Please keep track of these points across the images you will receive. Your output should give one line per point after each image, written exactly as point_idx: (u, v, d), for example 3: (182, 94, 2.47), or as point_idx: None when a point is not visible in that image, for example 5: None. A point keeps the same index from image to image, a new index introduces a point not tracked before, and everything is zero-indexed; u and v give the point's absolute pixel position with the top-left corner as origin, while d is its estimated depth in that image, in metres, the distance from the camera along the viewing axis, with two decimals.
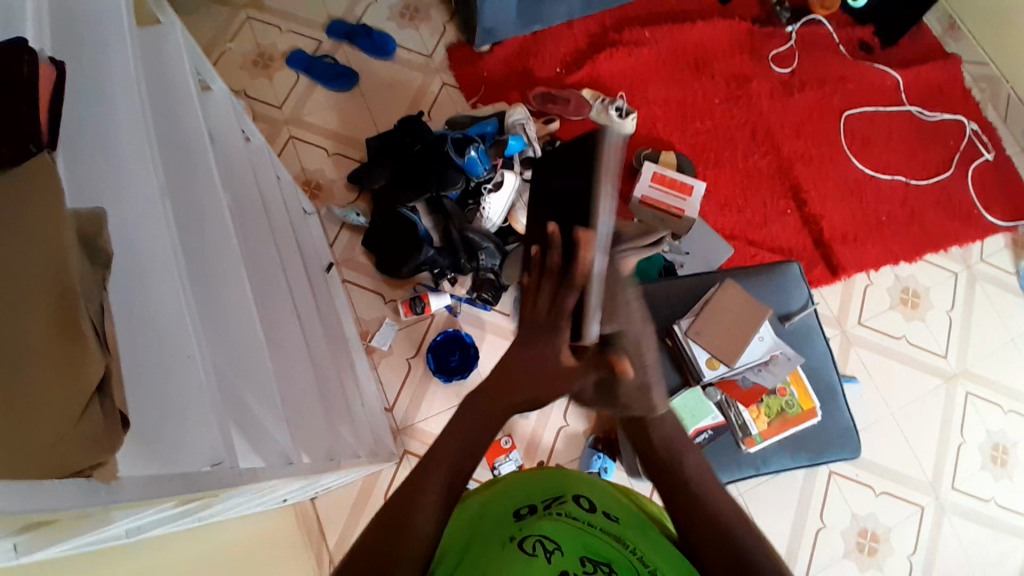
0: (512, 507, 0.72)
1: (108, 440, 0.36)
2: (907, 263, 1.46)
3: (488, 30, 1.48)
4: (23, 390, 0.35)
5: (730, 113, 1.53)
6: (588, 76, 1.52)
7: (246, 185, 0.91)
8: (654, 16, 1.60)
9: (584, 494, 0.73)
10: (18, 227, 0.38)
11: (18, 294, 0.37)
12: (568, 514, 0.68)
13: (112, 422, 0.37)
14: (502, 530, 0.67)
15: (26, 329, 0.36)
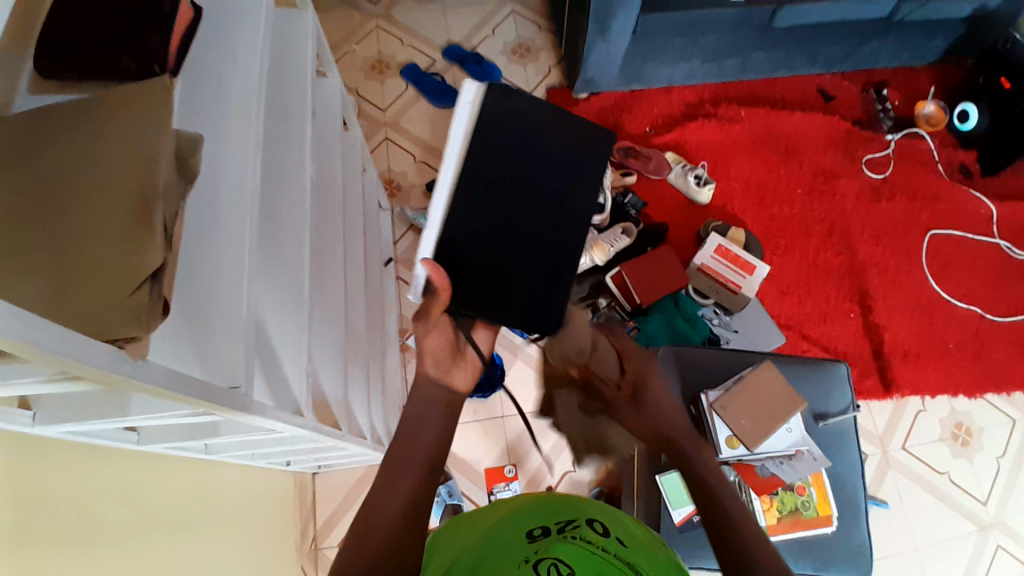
0: (524, 527, 0.68)
1: (147, 316, 0.40)
2: (966, 397, 1.38)
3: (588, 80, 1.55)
4: (87, 264, 0.41)
5: (810, 204, 1.52)
6: (674, 140, 1.56)
7: (333, 164, 0.99)
8: (753, 97, 1.63)
9: (597, 519, 0.69)
10: (133, 134, 0.45)
11: (113, 185, 0.43)
12: (583, 537, 0.64)
13: (156, 303, 0.41)
14: (520, 545, 0.63)
15: (110, 216, 0.42)
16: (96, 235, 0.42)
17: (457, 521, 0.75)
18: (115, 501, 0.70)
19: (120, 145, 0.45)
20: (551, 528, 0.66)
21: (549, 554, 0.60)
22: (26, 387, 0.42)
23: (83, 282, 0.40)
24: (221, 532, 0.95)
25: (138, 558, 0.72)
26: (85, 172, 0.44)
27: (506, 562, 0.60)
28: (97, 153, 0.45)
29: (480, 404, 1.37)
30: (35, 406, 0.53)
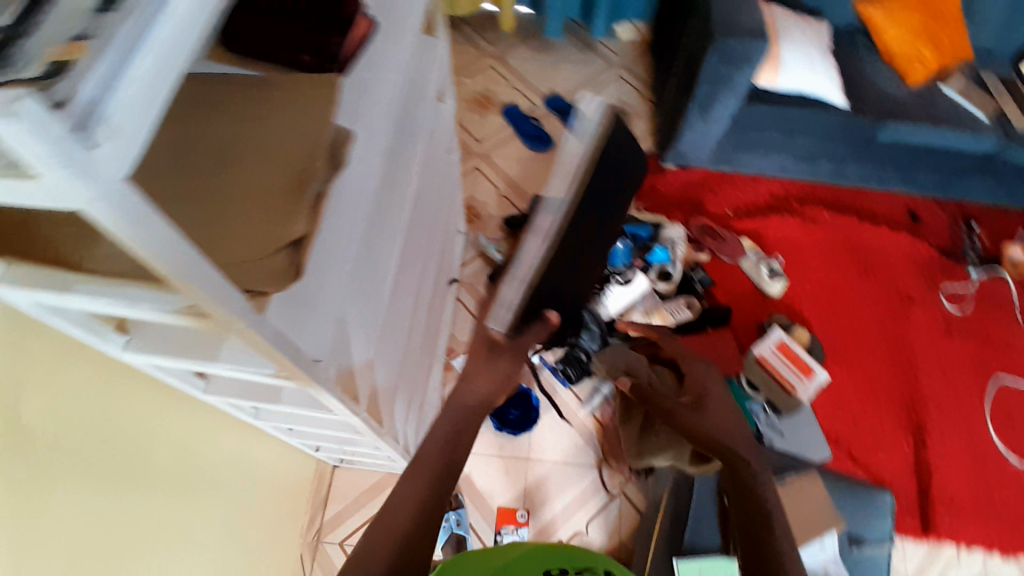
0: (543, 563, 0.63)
1: (280, 277, 0.45)
2: (1007, 561, 1.30)
3: (679, 154, 1.58)
4: (238, 218, 0.45)
5: (878, 321, 1.49)
6: (753, 228, 1.58)
7: (433, 181, 1.05)
8: (840, 204, 1.64)
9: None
10: (303, 114, 0.50)
11: (277, 153, 0.48)
12: None
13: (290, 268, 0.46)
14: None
15: (268, 180, 0.47)
16: (254, 194, 0.46)
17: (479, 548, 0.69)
18: (149, 441, 0.72)
19: (295, 121, 0.50)
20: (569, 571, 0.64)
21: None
22: (146, 313, 0.46)
23: (234, 232, 0.44)
24: (237, 502, 0.97)
25: (158, 506, 0.74)
26: (256, 135, 0.49)
27: None
28: (269, 122, 0.50)
29: (509, 440, 1.38)
30: (132, 332, 0.60)
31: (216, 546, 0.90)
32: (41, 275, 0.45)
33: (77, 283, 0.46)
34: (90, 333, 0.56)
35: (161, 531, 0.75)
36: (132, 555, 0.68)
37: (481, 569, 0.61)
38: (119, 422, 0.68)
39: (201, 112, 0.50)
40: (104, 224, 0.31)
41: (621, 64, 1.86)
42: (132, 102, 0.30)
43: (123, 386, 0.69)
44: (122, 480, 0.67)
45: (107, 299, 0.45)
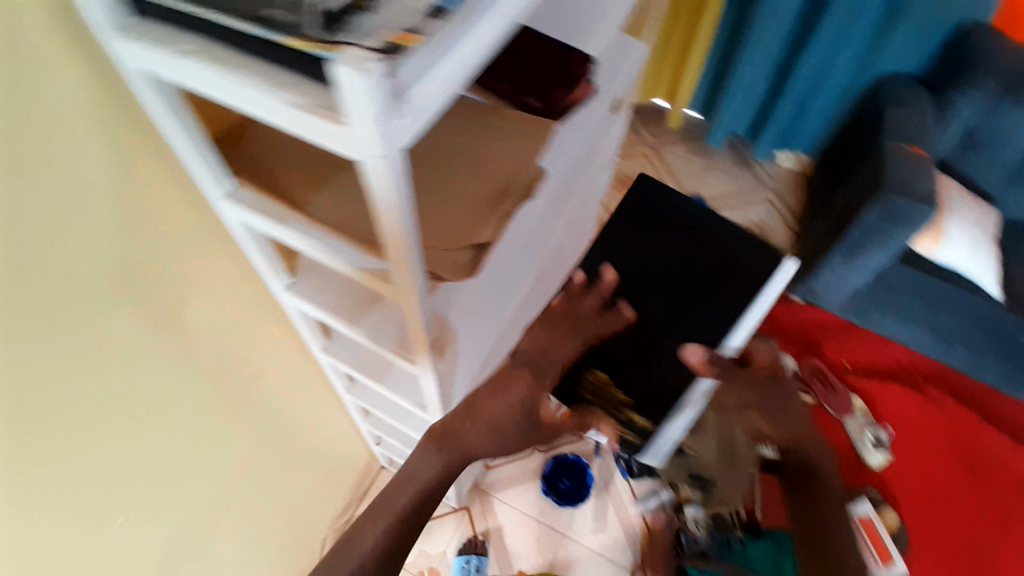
0: None
1: (455, 271, 0.52)
2: None
3: (807, 291, 1.56)
4: (443, 211, 0.53)
5: (979, 535, 1.34)
6: (869, 391, 1.50)
7: (572, 235, 1.09)
8: (967, 396, 1.53)
9: None
10: (515, 145, 0.58)
11: (488, 170, 0.56)
12: None
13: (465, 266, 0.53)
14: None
15: (476, 190, 0.54)
16: (461, 198, 0.54)
17: None
18: (250, 374, 0.78)
19: (510, 153, 0.57)
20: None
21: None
22: (340, 263, 0.52)
23: (435, 221, 0.52)
24: (295, 462, 1.01)
25: (235, 435, 0.79)
26: (474, 156, 0.57)
27: None
28: (487, 143, 0.58)
29: (550, 507, 1.35)
30: (296, 277, 0.66)
31: (262, 497, 0.94)
32: (266, 204, 0.52)
33: (293, 219, 0.51)
34: (267, 265, 0.62)
35: (230, 463, 0.80)
36: (200, 473, 0.74)
37: None
38: (243, 353, 0.75)
39: (437, 127, 0.59)
40: (373, 178, 0.36)
41: (772, 187, 1.86)
42: (432, 100, 0.35)
43: (261, 324, 0.76)
44: (223, 405, 0.74)
45: (309, 243, 0.51)
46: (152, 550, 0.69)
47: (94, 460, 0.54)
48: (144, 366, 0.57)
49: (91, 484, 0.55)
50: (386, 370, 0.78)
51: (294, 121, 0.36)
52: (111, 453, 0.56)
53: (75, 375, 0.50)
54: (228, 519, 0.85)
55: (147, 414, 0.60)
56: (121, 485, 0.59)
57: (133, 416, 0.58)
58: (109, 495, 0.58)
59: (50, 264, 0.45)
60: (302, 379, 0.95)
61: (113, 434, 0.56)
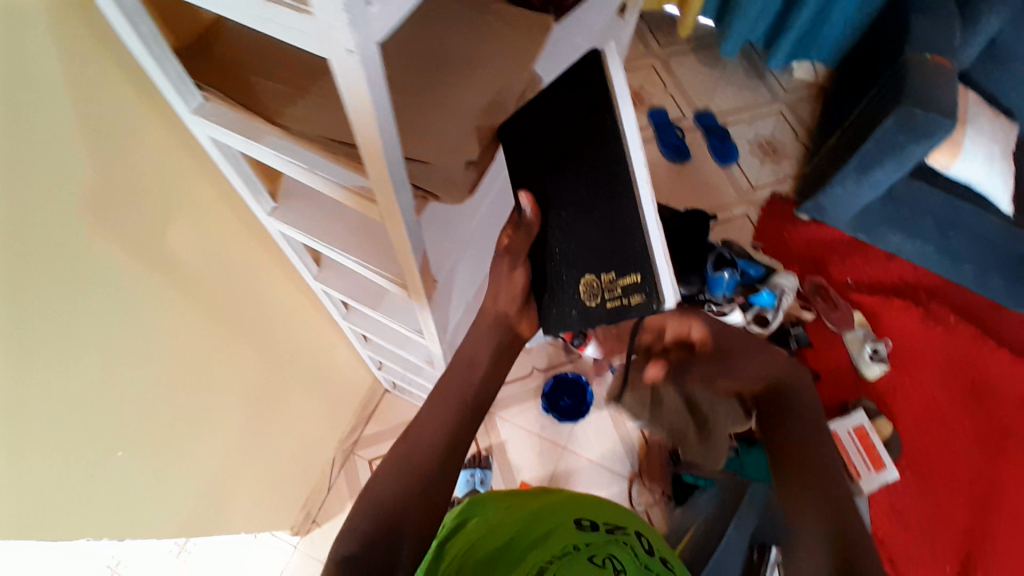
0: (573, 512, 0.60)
1: (455, 188, 0.50)
2: None
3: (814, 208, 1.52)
4: (433, 120, 0.49)
5: (970, 445, 1.38)
6: (870, 306, 1.49)
7: None
8: (970, 313, 1.53)
9: (643, 533, 0.63)
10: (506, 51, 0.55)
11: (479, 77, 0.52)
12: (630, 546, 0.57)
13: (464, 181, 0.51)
14: (556, 529, 0.56)
15: (467, 96, 0.51)
16: (452, 105, 0.50)
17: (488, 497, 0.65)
18: (246, 297, 0.77)
19: (502, 62, 0.54)
20: (599, 522, 0.60)
21: (600, 548, 0.54)
22: (317, 179, 0.49)
23: (424, 131, 0.49)
24: (299, 383, 1.03)
25: (236, 355, 0.79)
26: (463, 63, 0.53)
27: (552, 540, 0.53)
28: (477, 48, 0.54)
29: (552, 424, 1.39)
30: (280, 202, 0.64)
31: (267, 418, 0.97)
32: (236, 117, 0.49)
33: (269, 135, 0.49)
34: (248, 188, 0.60)
35: (231, 386, 0.81)
36: (201, 396, 0.75)
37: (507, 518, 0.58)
38: (235, 278, 0.74)
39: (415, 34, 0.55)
40: (345, 83, 0.33)
41: (785, 100, 1.78)
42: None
43: (250, 247, 0.75)
44: (221, 331, 0.74)
45: (287, 158, 0.49)
46: (157, 466, 0.71)
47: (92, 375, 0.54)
48: (133, 282, 0.56)
49: (90, 404, 0.56)
50: (381, 294, 0.77)
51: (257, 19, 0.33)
52: (108, 377, 0.57)
53: (64, 304, 0.49)
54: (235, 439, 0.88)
55: (142, 339, 0.60)
56: (121, 401, 0.60)
57: (126, 341, 0.58)
58: (109, 409, 0.58)
59: (27, 188, 0.43)
60: (300, 303, 0.94)
61: (108, 350, 0.56)
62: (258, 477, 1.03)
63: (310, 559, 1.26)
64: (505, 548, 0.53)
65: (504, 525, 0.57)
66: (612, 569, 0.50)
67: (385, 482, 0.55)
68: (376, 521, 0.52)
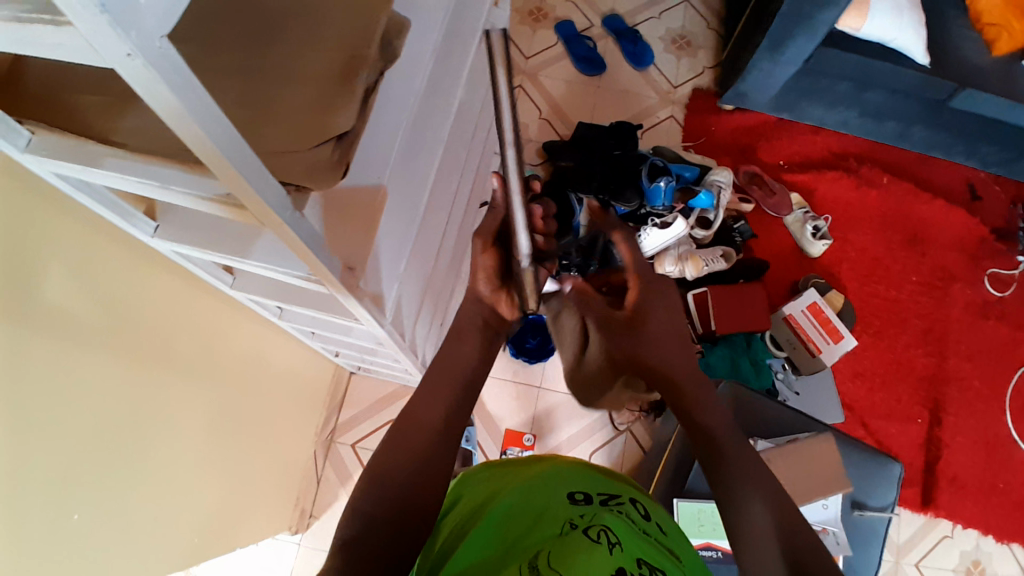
0: (566, 485, 0.56)
1: (323, 172, 0.45)
2: (994, 538, 1.30)
3: (736, 97, 1.49)
4: (286, 105, 0.44)
5: (918, 297, 1.44)
6: (805, 183, 1.51)
7: (479, 91, 0.98)
8: (901, 169, 1.55)
9: (640, 501, 0.58)
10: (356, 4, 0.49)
11: (328, 44, 0.47)
12: (626, 513, 0.53)
13: (332, 163, 0.45)
14: (549, 502, 0.52)
15: (319, 70, 0.46)
16: (302, 82, 0.45)
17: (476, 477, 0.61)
18: (165, 325, 0.72)
19: (361, 12, 0.48)
20: (593, 494, 0.55)
21: (594, 519, 0.49)
22: (176, 196, 0.44)
23: (281, 119, 0.44)
24: (255, 391, 0.99)
25: (175, 386, 0.75)
26: (310, 30, 0.48)
27: (536, 523, 0.49)
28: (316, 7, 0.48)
29: (523, 367, 1.39)
30: (160, 219, 0.59)
31: (232, 436, 0.93)
32: (67, 144, 0.43)
33: (109, 156, 0.44)
34: (118, 214, 0.54)
35: (180, 418, 0.77)
36: (149, 436, 0.71)
37: (488, 497, 0.55)
38: (146, 308, 0.68)
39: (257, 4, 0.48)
40: (143, 92, 0.28)
41: None
42: None
43: (146, 273, 0.68)
44: (150, 367, 0.69)
45: (136, 179, 0.44)
46: (124, 519, 0.68)
47: (14, 460, 0.50)
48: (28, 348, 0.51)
49: (25, 487, 0.51)
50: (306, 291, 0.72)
51: (34, 41, 0.29)
52: (32, 457, 0.52)
53: None
54: (200, 466, 0.84)
55: (59, 401, 0.55)
56: (58, 472, 0.55)
57: (46, 412, 0.54)
58: (50, 485, 0.55)
59: None
60: (227, 313, 0.89)
61: (26, 430, 0.51)
62: (236, 495, 1.00)
63: (317, 553, 1.26)
64: (493, 524, 0.50)
65: (496, 497, 0.54)
66: (606, 542, 0.45)
67: (378, 469, 0.54)
68: (372, 500, 0.52)
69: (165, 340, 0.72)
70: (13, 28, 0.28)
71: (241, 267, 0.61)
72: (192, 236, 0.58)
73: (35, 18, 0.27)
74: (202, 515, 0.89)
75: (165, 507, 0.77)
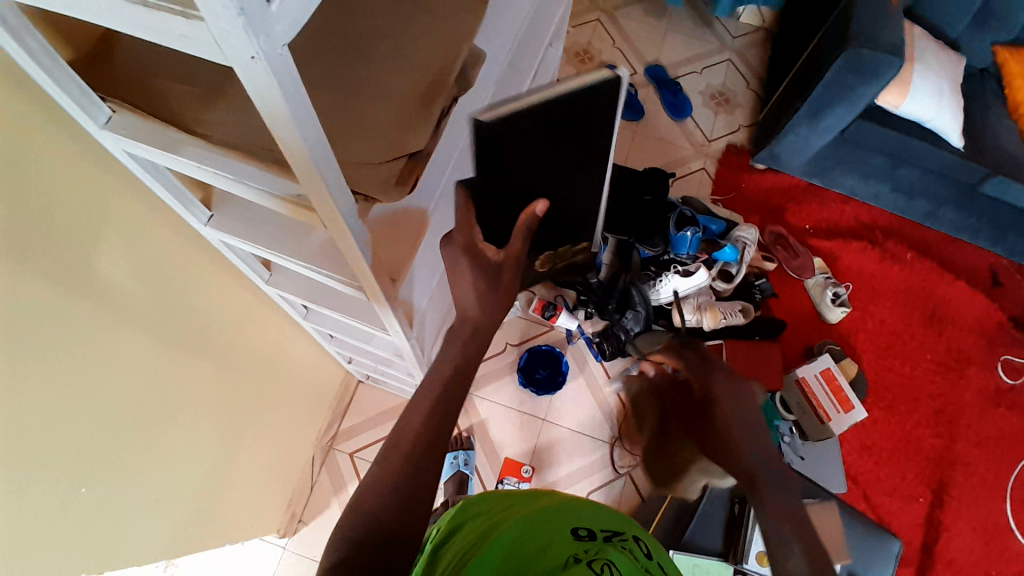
0: (567, 517, 0.56)
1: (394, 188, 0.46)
2: None
3: (769, 158, 1.52)
4: (367, 121, 0.47)
5: (931, 375, 1.43)
6: (828, 250, 1.52)
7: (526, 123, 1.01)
8: (925, 246, 1.57)
9: (642, 539, 0.58)
10: (438, 34, 0.52)
11: (411, 68, 0.50)
12: (629, 550, 0.53)
13: (403, 179, 0.47)
14: (553, 537, 0.51)
15: (401, 91, 0.49)
16: (383, 101, 0.48)
17: (472, 501, 0.60)
18: (197, 310, 0.74)
19: (446, 44, 0.51)
20: (596, 530, 0.55)
21: (599, 554, 0.49)
22: (248, 189, 0.47)
23: (359, 132, 0.47)
24: (269, 387, 1.00)
25: (198, 372, 0.76)
26: (394, 56, 0.50)
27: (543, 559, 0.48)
28: (404, 34, 0.52)
29: (530, 397, 1.39)
30: (215, 210, 0.61)
31: (240, 429, 0.94)
32: (152, 130, 0.46)
33: (189, 146, 0.47)
34: (178, 198, 0.56)
35: (196, 404, 0.78)
36: (165, 417, 0.71)
37: (491, 525, 0.53)
38: (184, 292, 0.70)
39: (346, 28, 0.51)
40: (253, 89, 0.31)
41: (733, 47, 1.76)
42: None
43: (191, 258, 0.71)
44: (178, 349, 0.71)
45: (210, 169, 0.47)
46: (129, 496, 0.68)
47: (39, 421, 0.51)
48: (69, 316, 0.53)
49: (44, 450, 0.52)
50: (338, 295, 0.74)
51: (158, 29, 0.31)
52: (56, 421, 0.53)
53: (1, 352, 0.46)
54: (207, 455, 0.85)
55: (88, 369, 0.56)
56: (76, 441, 0.56)
57: (77, 378, 0.55)
58: (68, 451, 0.55)
59: None
60: (256, 307, 0.91)
61: (53, 394, 0.52)
62: (234, 490, 1.00)
63: (301, 559, 1.25)
64: (500, 556, 0.48)
65: (500, 527, 0.52)
66: None
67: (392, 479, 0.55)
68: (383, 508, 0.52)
69: (196, 327, 0.74)
70: (142, 16, 0.30)
71: (284, 265, 0.62)
72: (243, 230, 0.59)
73: (168, 9, 0.30)
74: (199, 505, 0.89)
75: (168, 491, 0.77)
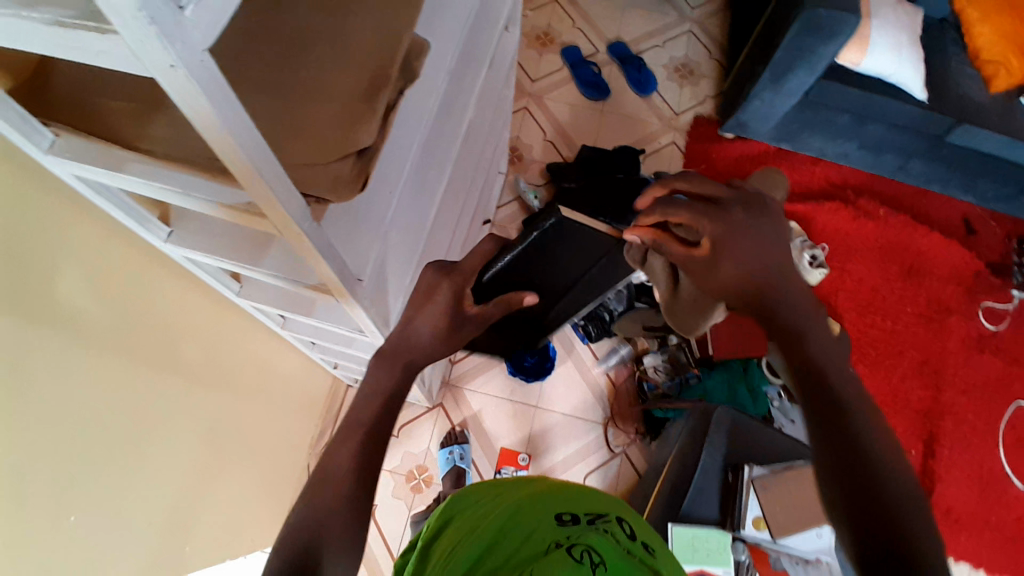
0: (544, 506, 0.54)
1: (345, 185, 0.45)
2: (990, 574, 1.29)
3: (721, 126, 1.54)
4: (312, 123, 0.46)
5: (913, 328, 1.45)
6: (804, 212, 1.53)
7: (488, 109, 1.00)
8: (898, 202, 1.58)
9: (625, 519, 0.58)
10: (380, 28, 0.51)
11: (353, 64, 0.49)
12: (611, 532, 0.52)
13: (354, 177, 0.46)
14: (532, 530, 0.50)
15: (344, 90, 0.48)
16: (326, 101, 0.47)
17: (452, 502, 0.59)
18: (167, 331, 0.72)
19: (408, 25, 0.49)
20: (578, 514, 0.54)
21: (579, 540, 0.48)
22: (198, 202, 0.45)
23: (305, 135, 0.46)
24: (253, 402, 0.99)
25: (175, 394, 0.74)
26: (336, 54, 0.50)
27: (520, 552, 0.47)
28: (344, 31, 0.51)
29: (520, 386, 1.39)
30: (174, 225, 0.59)
31: (226, 446, 0.92)
32: (92, 148, 0.44)
33: (130, 161, 0.45)
34: (133, 217, 0.55)
35: (176, 427, 0.76)
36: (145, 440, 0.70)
37: (472, 526, 0.52)
38: (151, 314, 0.68)
39: (293, 31, 0.51)
40: (178, 96, 0.29)
41: (693, 18, 1.76)
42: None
43: (156, 280, 0.69)
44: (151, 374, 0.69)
45: (157, 184, 0.44)
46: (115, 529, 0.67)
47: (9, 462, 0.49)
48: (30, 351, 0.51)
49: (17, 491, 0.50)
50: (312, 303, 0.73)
51: (72, 44, 0.30)
52: (26, 461, 0.51)
53: None
54: (193, 478, 0.83)
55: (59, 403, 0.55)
56: (50, 479, 0.54)
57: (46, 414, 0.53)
58: (44, 490, 0.54)
59: None
60: (231, 322, 0.89)
61: (22, 433, 0.50)
62: (224, 512, 0.98)
63: None
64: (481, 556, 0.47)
65: (478, 527, 0.51)
66: (589, 562, 0.44)
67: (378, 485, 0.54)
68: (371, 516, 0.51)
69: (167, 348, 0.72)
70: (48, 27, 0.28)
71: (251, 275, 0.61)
72: (206, 244, 0.58)
73: (79, 23, 0.28)
74: (191, 529, 0.87)
75: (155, 516, 0.75)
